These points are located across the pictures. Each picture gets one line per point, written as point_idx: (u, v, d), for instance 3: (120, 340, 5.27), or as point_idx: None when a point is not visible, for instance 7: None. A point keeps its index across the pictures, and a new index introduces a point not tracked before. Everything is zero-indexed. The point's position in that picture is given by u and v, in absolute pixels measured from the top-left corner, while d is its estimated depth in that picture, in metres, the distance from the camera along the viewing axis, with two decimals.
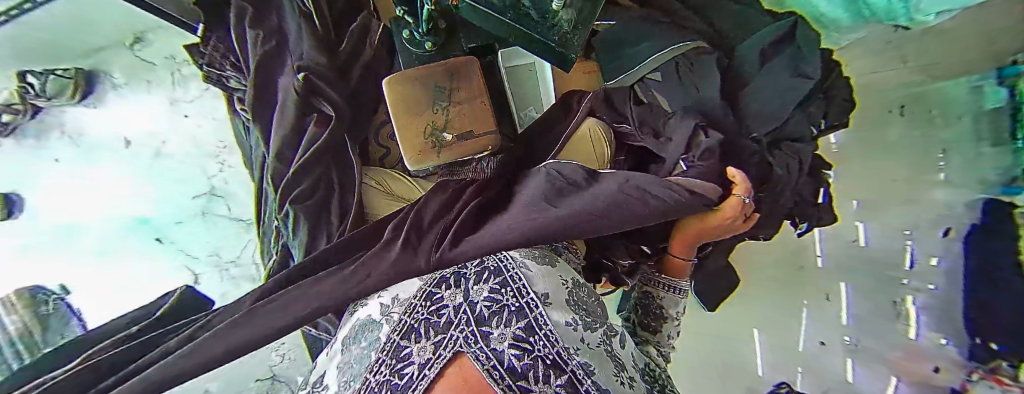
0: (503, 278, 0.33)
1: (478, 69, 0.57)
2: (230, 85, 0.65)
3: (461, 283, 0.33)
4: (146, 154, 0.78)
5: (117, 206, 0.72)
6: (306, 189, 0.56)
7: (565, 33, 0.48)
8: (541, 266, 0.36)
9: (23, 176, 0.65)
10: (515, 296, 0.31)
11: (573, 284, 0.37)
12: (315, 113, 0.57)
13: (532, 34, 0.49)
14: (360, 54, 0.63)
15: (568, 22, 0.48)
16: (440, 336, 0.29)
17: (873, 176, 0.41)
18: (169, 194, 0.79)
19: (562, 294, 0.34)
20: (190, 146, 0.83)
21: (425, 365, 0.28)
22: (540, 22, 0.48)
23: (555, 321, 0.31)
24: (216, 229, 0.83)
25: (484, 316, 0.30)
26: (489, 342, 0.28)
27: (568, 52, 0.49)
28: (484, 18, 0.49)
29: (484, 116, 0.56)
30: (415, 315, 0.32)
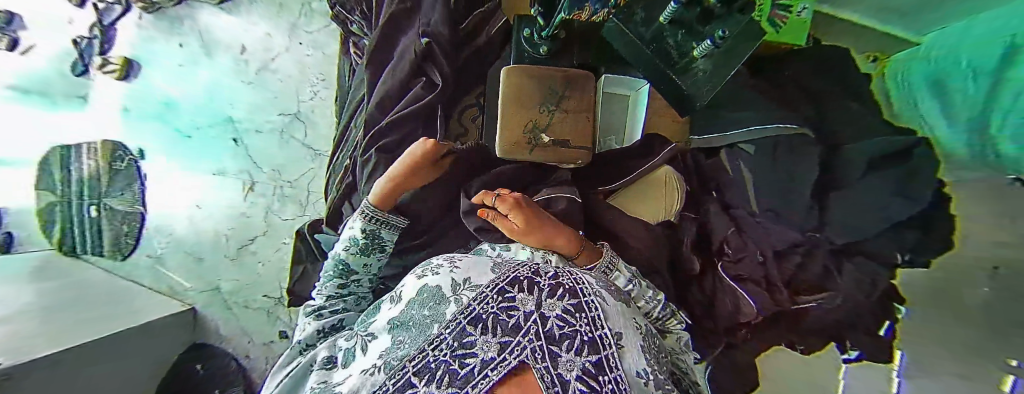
0: (578, 302, 0.32)
1: (592, 86, 0.61)
2: (351, 28, 0.72)
3: (536, 290, 0.33)
4: (257, 66, 0.93)
5: (221, 105, 0.97)
6: (393, 142, 0.60)
7: (696, 81, 0.51)
8: (612, 304, 0.36)
9: (149, 58, 1.04)
10: (588, 325, 0.31)
11: (642, 331, 0.37)
12: (424, 78, 0.63)
13: (665, 68, 0.53)
14: (477, 37, 0.66)
15: (703, 72, 0.49)
16: (508, 337, 0.29)
17: (937, 341, 0.33)
18: (265, 106, 0.93)
19: (632, 340, 0.33)
20: (294, 69, 0.92)
21: (488, 364, 0.27)
22: (677, 60, 0.51)
23: (624, 367, 0.30)
24: (289, 149, 0.93)
25: (554, 335, 0.29)
26: (557, 364, 0.27)
27: (697, 100, 0.52)
28: (626, 40, 0.55)
29: (583, 131, 0.60)
30: (486, 306, 0.32)
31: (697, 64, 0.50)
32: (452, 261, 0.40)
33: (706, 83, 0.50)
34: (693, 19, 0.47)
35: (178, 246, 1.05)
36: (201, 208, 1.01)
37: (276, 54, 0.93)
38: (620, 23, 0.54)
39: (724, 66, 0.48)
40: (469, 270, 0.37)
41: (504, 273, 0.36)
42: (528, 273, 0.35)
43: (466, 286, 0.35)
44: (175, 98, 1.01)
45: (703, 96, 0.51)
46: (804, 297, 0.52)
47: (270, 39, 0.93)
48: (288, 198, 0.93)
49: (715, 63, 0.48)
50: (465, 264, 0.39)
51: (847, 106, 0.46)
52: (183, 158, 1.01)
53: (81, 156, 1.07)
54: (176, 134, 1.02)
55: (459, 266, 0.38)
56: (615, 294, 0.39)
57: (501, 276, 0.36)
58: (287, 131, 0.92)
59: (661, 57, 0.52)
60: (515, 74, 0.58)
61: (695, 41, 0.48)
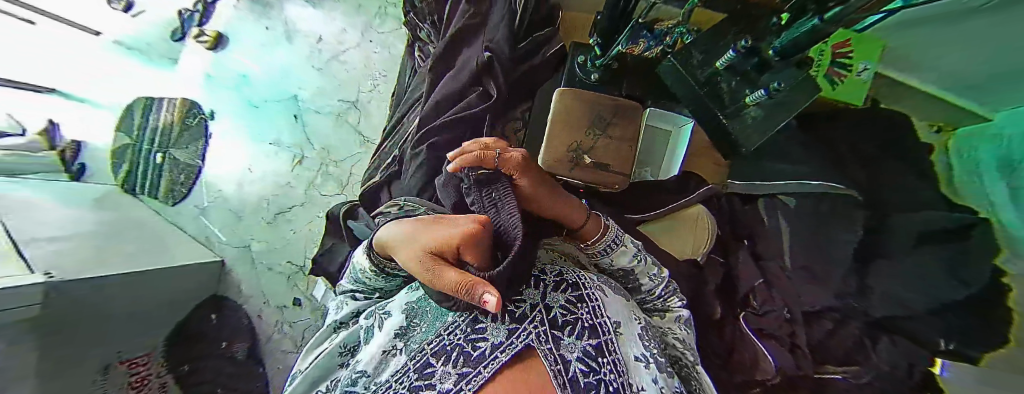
0: (580, 295, 0.34)
1: (639, 118, 0.63)
2: (420, 34, 0.78)
3: (541, 284, 0.34)
4: (329, 55, 1.03)
5: (290, 84, 1.06)
6: (440, 140, 0.64)
7: (745, 127, 0.52)
8: (613, 296, 0.36)
9: (238, 35, 1.17)
10: (590, 314, 0.32)
11: (643, 323, 0.37)
12: (480, 88, 0.67)
13: (717, 111, 0.54)
14: (532, 57, 0.70)
15: (753, 119, 0.51)
16: (515, 323, 0.30)
17: None
18: (328, 91, 1.01)
19: (633, 329, 0.34)
20: (359, 62, 1.01)
21: (498, 348, 0.27)
22: (731, 104, 0.53)
23: (625, 352, 0.30)
24: (342, 132, 1.00)
25: (557, 323, 0.30)
26: (560, 347, 0.28)
27: (744, 144, 0.53)
28: (678, 81, 0.57)
29: (625, 158, 0.62)
30: (496, 296, 0.33)
31: (749, 110, 0.51)
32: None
33: (755, 132, 0.51)
34: (750, 70, 0.48)
35: (224, 204, 1.15)
36: (251, 173, 1.10)
37: (347, 46, 1.02)
38: (675, 65, 0.55)
39: (776, 117, 0.48)
40: None
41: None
42: (535, 268, 0.36)
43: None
44: (252, 73, 1.12)
45: (751, 143, 0.53)
46: (829, 367, 0.48)
47: (344, 33, 1.03)
48: (332, 176, 0.99)
49: (765, 114, 0.49)
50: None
51: (898, 174, 0.46)
52: (247, 125, 1.11)
53: (163, 110, 1.20)
54: (245, 103, 1.12)
55: None
56: (616, 288, 0.39)
57: None
58: (343, 115, 1.00)
59: (712, 97, 0.54)
60: (570, 97, 0.61)
61: (750, 88, 0.49)
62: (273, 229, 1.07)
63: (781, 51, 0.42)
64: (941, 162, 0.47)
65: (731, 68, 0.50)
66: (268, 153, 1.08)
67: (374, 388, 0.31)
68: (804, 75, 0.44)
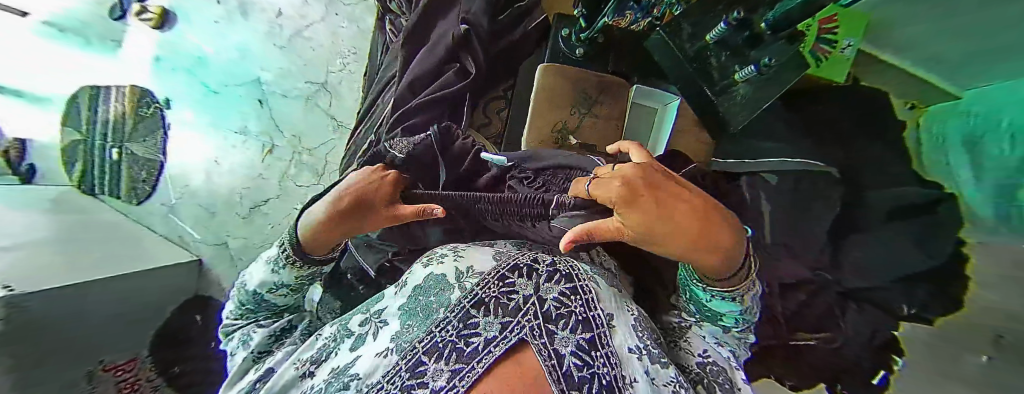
0: (574, 285, 0.33)
1: (625, 94, 0.63)
2: (389, 7, 0.72)
3: (534, 275, 0.33)
4: (291, 31, 0.94)
5: (250, 64, 0.97)
6: (418, 123, 0.60)
7: (733, 105, 0.51)
8: (607, 289, 0.36)
9: (186, 10, 1.05)
10: (583, 306, 0.32)
11: (639, 315, 0.36)
12: (457, 64, 0.62)
13: (705, 87, 0.54)
14: (513, 31, 0.66)
15: (741, 96, 0.50)
16: (508, 319, 0.30)
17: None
18: (294, 72, 0.94)
19: (627, 320, 0.34)
20: (326, 39, 0.92)
21: (491, 342, 0.28)
22: (719, 82, 0.52)
23: (618, 344, 0.31)
24: (313, 116, 0.93)
25: (552, 315, 0.30)
26: (553, 342, 0.28)
27: (731, 121, 0.53)
28: (668, 56, 0.56)
29: (610, 136, 0.62)
30: (488, 291, 0.32)
31: (737, 87, 0.51)
32: (456, 249, 0.40)
33: (740, 110, 0.51)
34: (740, 43, 0.48)
35: (192, 197, 1.09)
36: (219, 165, 1.04)
37: (311, 22, 0.93)
38: (665, 39, 0.55)
39: (765, 95, 0.48)
40: (473, 258, 0.38)
41: (504, 260, 0.36)
42: (527, 260, 0.35)
43: (469, 273, 0.35)
44: (206, 54, 1.02)
45: (737, 123, 0.52)
46: (804, 334, 0.51)
47: (307, 7, 0.94)
48: (306, 164, 0.94)
49: (753, 91, 0.49)
50: (469, 250, 0.39)
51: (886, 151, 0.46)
52: (206, 111, 1.03)
53: (113, 100, 1.11)
54: (203, 87, 1.03)
55: (461, 255, 0.38)
56: (609, 281, 0.40)
57: (502, 264, 0.35)
58: (312, 98, 0.93)
59: (702, 75, 0.53)
60: (551, 74, 0.59)
61: (740, 64, 0.49)
62: (250, 223, 1.03)
63: (773, 23, 0.42)
64: (912, 138, 0.40)
65: (721, 42, 0.50)
66: (235, 143, 1.01)
67: (363, 390, 0.30)
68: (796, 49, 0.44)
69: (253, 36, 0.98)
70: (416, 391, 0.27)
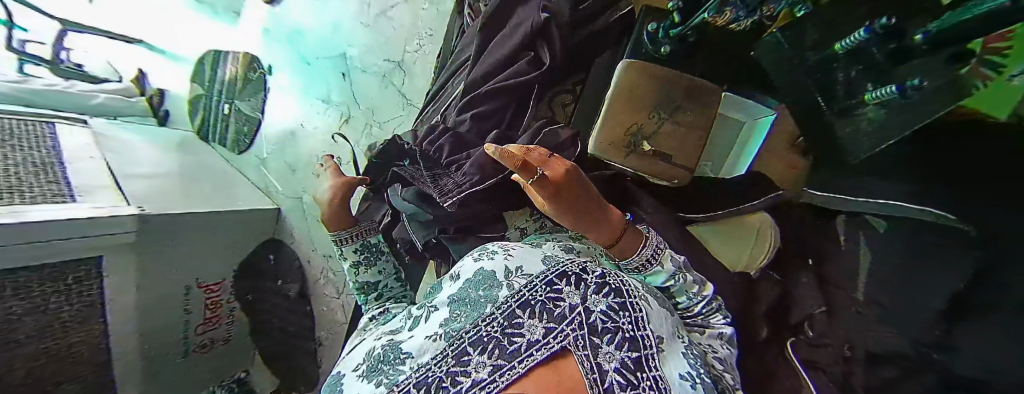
0: (624, 300, 0.31)
1: (716, 101, 0.56)
2: None
3: (582, 284, 0.32)
4: (377, 9, 0.99)
5: (340, 38, 1.06)
6: (486, 111, 0.62)
7: (858, 130, 0.43)
8: (659, 307, 0.33)
9: None
10: (633, 323, 0.29)
11: (689, 344, 0.33)
12: (532, 54, 0.62)
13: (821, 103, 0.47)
14: (593, 22, 0.62)
15: (868, 123, 0.42)
16: (552, 324, 0.29)
17: None
18: (375, 49, 1.00)
19: (677, 343, 0.31)
20: (405, 18, 0.95)
21: (534, 345, 0.28)
22: (843, 99, 0.44)
23: (667, 370, 0.27)
24: (385, 91, 0.99)
25: (597, 328, 0.29)
26: (598, 355, 0.27)
27: (847, 155, 0.46)
28: (778, 60, 0.50)
29: (691, 149, 0.57)
30: (534, 293, 0.32)
31: (865, 109, 0.42)
32: (506, 248, 0.40)
33: (867, 137, 0.42)
34: (878, 58, 0.38)
35: (281, 154, 1.23)
36: (304, 128, 1.16)
37: (394, 2, 0.96)
38: (777, 38, 0.48)
39: (905, 123, 0.38)
40: (523, 258, 0.37)
41: (553, 265, 0.35)
42: (576, 267, 0.34)
43: (517, 272, 0.35)
44: (305, 28, 1.13)
45: (859, 153, 0.44)
46: None
47: None
48: (373, 136, 1.01)
49: (888, 117, 0.39)
50: (517, 250, 0.39)
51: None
52: (302, 78, 1.15)
53: (229, 63, 1.30)
54: (299, 57, 1.14)
55: (511, 254, 0.38)
56: (661, 300, 0.36)
57: (553, 266, 0.35)
58: (387, 75, 0.98)
59: (823, 88, 0.47)
60: (638, 74, 0.55)
61: (876, 82, 0.40)
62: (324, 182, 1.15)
63: (934, 36, 0.31)
64: None
65: (857, 53, 0.41)
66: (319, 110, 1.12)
67: (412, 369, 0.31)
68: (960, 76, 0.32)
69: (344, 12, 1.05)
70: (459, 378, 0.28)
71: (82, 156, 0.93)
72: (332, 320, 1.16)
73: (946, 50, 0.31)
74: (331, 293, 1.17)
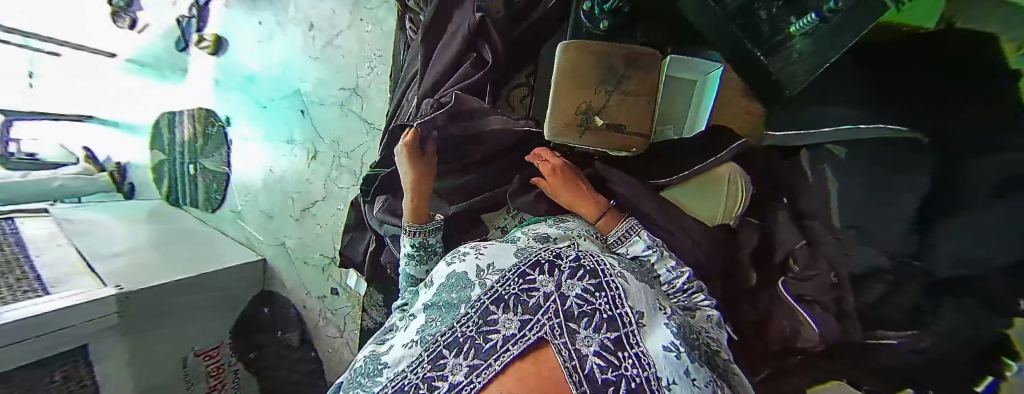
0: (599, 281, 0.31)
1: (658, 64, 0.57)
2: (407, 6, 0.73)
3: (556, 271, 0.33)
4: (322, 41, 0.98)
5: (292, 77, 1.05)
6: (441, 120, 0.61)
7: (791, 63, 0.48)
8: (637, 282, 0.34)
9: (234, 33, 1.15)
10: (609, 303, 0.29)
11: (676, 316, 0.32)
12: (475, 54, 0.62)
13: (752, 46, 0.52)
14: (531, 13, 0.63)
15: (799, 53, 0.46)
16: (527, 316, 0.29)
17: None
18: (328, 81, 0.99)
19: (658, 316, 0.31)
20: (351, 44, 0.94)
21: (510, 339, 0.28)
22: (769, 38, 0.49)
23: (650, 345, 0.27)
24: (346, 120, 0.98)
25: (573, 312, 0.29)
26: (575, 341, 0.27)
27: (786, 87, 0.50)
28: (703, 12, 0.54)
29: (642, 115, 0.58)
30: (507, 287, 0.32)
31: (792, 41, 0.46)
32: (478, 248, 0.40)
33: (800, 68, 0.47)
34: None
35: (255, 203, 1.21)
36: (273, 172, 1.14)
37: (339, 30, 0.96)
38: None
39: (833, 45, 0.42)
40: (493, 255, 0.38)
41: (524, 256, 0.36)
42: (550, 255, 0.35)
43: (489, 270, 0.36)
44: (256, 73, 1.12)
45: (795, 85, 0.48)
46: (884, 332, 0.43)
47: (335, 15, 0.96)
48: (343, 167, 1.01)
49: (813, 44, 0.44)
50: (491, 248, 0.39)
51: None
52: (262, 124, 1.13)
53: (186, 123, 1.27)
54: (256, 104, 1.13)
55: (482, 252, 0.39)
56: (640, 274, 0.36)
57: (525, 259, 0.36)
58: (345, 104, 0.97)
59: (747, 32, 0.51)
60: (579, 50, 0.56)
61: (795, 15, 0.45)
62: (302, 223, 1.13)
63: None
64: None
65: None
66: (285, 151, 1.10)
67: (390, 379, 0.31)
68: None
69: (291, 50, 1.04)
70: (436, 382, 0.28)
71: (48, 245, 0.91)
72: (340, 360, 1.13)
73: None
74: (333, 332, 1.15)
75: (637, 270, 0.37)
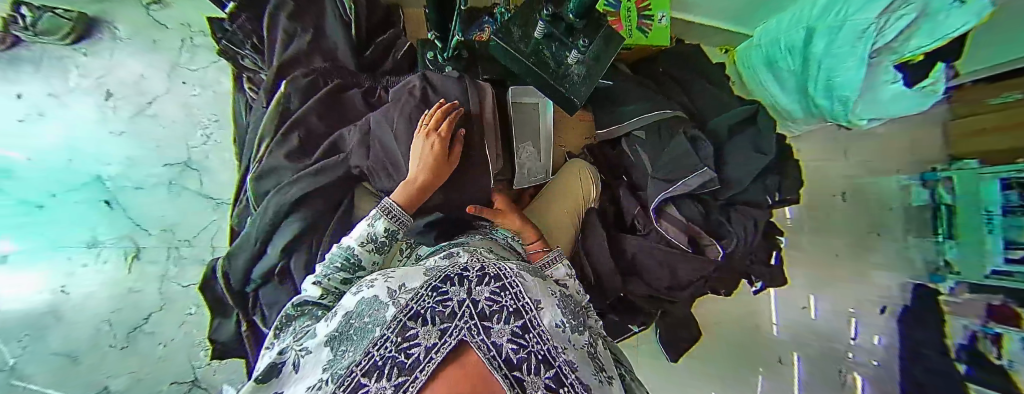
0: (503, 282, 0.31)
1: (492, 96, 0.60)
2: (245, 63, 0.69)
3: (465, 281, 0.30)
4: (126, 111, 0.70)
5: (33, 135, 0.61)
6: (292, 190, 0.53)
7: (575, 84, 0.57)
8: (534, 278, 0.35)
9: None
10: (514, 298, 0.30)
11: (560, 294, 0.36)
12: (326, 103, 0.57)
13: (549, 79, 0.57)
14: (382, 63, 0.69)
15: (578, 75, 0.57)
16: (446, 324, 0.26)
17: (836, 241, 0.67)
18: (138, 157, 0.70)
19: (554, 301, 0.34)
20: (180, 113, 0.75)
21: (431, 349, 0.23)
22: (556, 69, 0.57)
23: (544, 321, 0.30)
24: (180, 203, 0.72)
25: (485, 312, 0.27)
26: (490, 335, 0.25)
27: (574, 99, 0.58)
28: (508, 56, 0.55)
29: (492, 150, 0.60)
30: (422, 302, 0.28)
31: (572, 67, 0.57)
32: (385, 273, 0.34)
33: (584, 86, 0.57)
34: (560, 32, 0.54)
35: (42, 351, 0.53)
36: (69, 294, 0.57)
37: (153, 94, 0.74)
38: (499, 43, 0.54)
39: (600, 66, 0.57)
40: (402, 276, 0.33)
41: (434, 273, 0.32)
42: (457, 268, 0.32)
43: (400, 290, 0.31)
44: None
45: (581, 97, 0.58)
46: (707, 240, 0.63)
47: (145, 79, 0.73)
48: (184, 261, 0.70)
49: (586, 69, 0.57)
50: (399, 271, 0.35)
51: (701, 90, 0.71)
52: None
53: None
54: None
55: (389, 276, 0.33)
56: (531, 270, 0.38)
57: (433, 276, 0.32)
58: (176, 181, 0.72)
59: (539, 65, 0.56)
60: (486, 91, 0.59)
61: (565, 49, 0.56)
62: (129, 353, 0.60)
63: (580, 14, 0.48)
64: None
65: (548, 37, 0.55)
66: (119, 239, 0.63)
67: None
68: (608, 32, 0.56)
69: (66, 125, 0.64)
70: None
71: None
72: None
73: (601, 29, 0.55)
74: None
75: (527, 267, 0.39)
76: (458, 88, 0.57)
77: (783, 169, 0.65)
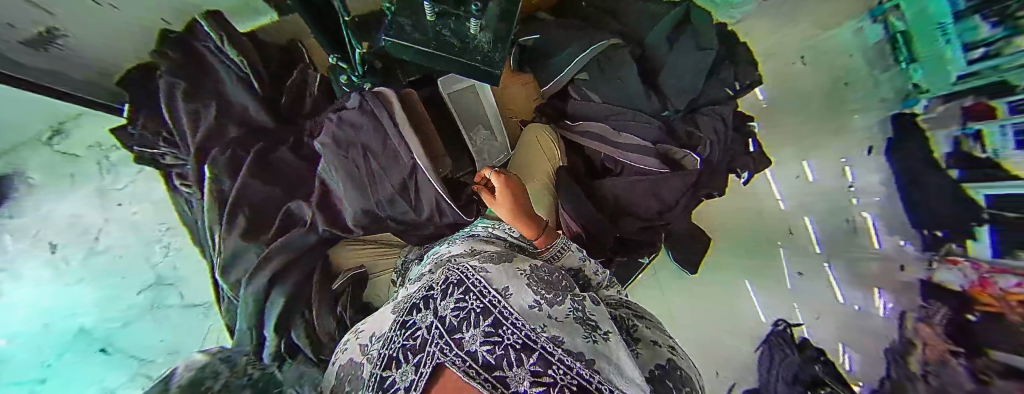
0: (465, 286, 0.30)
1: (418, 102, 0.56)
2: (166, 161, 0.64)
3: (430, 304, 0.29)
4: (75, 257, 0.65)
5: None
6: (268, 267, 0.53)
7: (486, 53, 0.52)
8: (499, 265, 0.33)
9: None
10: (479, 297, 0.28)
11: (533, 270, 0.34)
12: (260, 172, 0.54)
13: (458, 58, 0.52)
14: (301, 105, 0.63)
15: (487, 43, 0.53)
16: (418, 355, 0.26)
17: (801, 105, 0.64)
18: (109, 297, 0.68)
19: (527, 278, 0.32)
20: (130, 236, 0.72)
21: (410, 388, 0.24)
22: (461, 46, 0.53)
23: (518, 305, 0.28)
24: (170, 322, 0.74)
25: (453, 326, 0.26)
26: (460, 346, 0.24)
27: (495, 69, 0.52)
28: (406, 50, 0.52)
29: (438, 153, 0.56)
30: (394, 344, 0.28)
31: (475, 39, 0.53)
32: (358, 331, 0.37)
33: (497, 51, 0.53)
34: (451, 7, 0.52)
35: None
36: None
37: (96, 229, 0.68)
38: (392, 39, 0.51)
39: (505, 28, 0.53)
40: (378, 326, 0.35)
41: (404, 307, 0.32)
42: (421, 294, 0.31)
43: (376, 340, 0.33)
44: None
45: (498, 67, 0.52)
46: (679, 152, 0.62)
47: (78, 217, 0.66)
48: None
49: (492, 37, 0.53)
50: (378, 320, 0.36)
51: (628, 6, 0.67)
52: None
53: None
54: None
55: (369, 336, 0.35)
56: (501, 256, 0.36)
57: (402, 311, 0.32)
58: (158, 303, 0.73)
59: (438, 46, 0.52)
60: (393, 104, 0.52)
61: (463, 22, 0.53)
62: None
63: None
64: None
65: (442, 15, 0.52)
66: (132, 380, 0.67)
67: None
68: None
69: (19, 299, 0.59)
70: None
71: None
72: None
73: None
74: None
75: (497, 255, 0.37)
76: (365, 118, 0.51)
77: (730, 54, 0.63)
